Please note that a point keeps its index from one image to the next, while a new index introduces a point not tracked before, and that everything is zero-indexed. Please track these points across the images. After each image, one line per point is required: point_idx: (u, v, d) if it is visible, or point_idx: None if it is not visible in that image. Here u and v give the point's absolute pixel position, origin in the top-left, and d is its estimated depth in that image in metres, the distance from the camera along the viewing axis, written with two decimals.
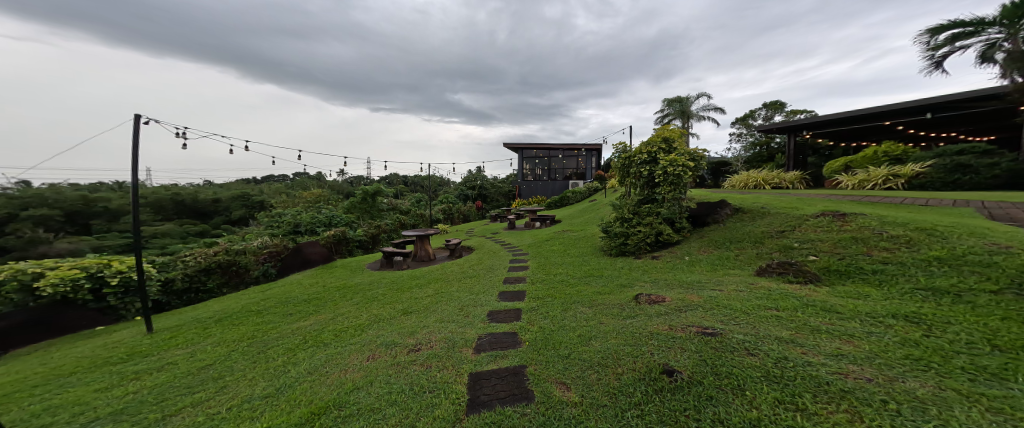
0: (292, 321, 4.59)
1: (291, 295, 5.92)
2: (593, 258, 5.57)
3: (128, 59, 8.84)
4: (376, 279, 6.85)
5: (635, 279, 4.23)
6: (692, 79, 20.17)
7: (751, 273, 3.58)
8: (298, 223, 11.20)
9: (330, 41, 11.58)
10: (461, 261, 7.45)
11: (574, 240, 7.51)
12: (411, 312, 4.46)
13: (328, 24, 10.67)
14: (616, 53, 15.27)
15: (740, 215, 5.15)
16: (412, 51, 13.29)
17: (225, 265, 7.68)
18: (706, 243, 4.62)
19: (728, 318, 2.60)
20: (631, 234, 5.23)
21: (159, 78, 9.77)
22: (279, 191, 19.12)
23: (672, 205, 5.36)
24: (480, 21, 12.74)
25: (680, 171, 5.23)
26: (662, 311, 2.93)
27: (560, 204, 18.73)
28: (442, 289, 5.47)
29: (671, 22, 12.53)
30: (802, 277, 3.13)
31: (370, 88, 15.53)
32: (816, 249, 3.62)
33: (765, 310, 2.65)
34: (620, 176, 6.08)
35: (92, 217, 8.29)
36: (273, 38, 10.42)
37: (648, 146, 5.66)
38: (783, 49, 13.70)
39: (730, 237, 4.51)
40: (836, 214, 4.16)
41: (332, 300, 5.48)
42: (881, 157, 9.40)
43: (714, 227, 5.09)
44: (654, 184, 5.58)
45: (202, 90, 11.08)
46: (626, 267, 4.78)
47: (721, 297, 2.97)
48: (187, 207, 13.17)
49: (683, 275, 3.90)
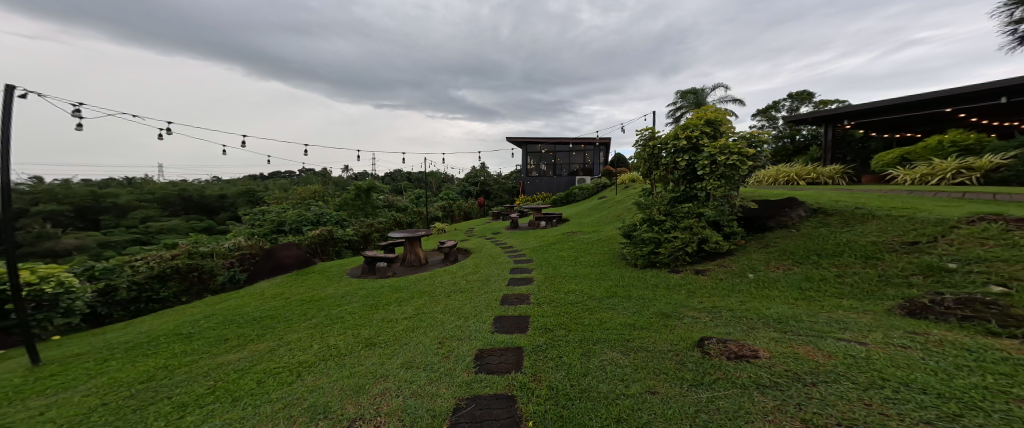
0: (226, 350, 3.55)
1: (243, 311, 4.80)
2: (615, 272, 4.42)
3: (137, 57, 8.45)
4: (354, 289, 5.75)
5: (682, 304, 3.09)
6: (702, 74, 18.84)
7: (889, 309, 2.45)
8: (282, 222, 10.20)
9: (332, 37, 10.51)
10: (453, 269, 6.28)
11: (588, 243, 6.35)
12: (377, 345, 3.37)
13: (332, 21, 9.67)
14: (625, 49, 14.03)
15: (821, 217, 3.86)
16: (415, 47, 12.11)
17: (185, 270, 6.63)
18: (778, 255, 3.44)
19: (946, 419, 1.50)
20: (664, 241, 4.12)
21: (162, 76, 9.26)
22: (284, 186, 18.12)
23: (720, 205, 4.11)
24: (483, 17, 11.43)
25: (736, 161, 3.87)
26: (767, 380, 1.88)
27: (565, 201, 17.62)
28: (425, 309, 4.34)
29: (678, 15, 11.26)
30: (1017, 329, 2.01)
31: (374, 85, 14.46)
32: (998, 273, 2.44)
33: (1015, 404, 1.53)
34: (647, 169, 4.90)
35: (99, 212, 9.24)
36: (276, 36, 9.54)
37: (686, 130, 4.37)
38: (804, 45, 12.42)
39: (814, 248, 3.33)
40: (1006, 219, 2.94)
41: (288, 319, 4.36)
42: (947, 147, 8.09)
43: (779, 232, 3.85)
44: (695, 178, 4.35)
45: (210, 89, 10.57)
46: (663, 286, 3.65)
47: (885, 364, 1.86)
48: (194, 203, 12.73)
49: (760, 304, 2.77)
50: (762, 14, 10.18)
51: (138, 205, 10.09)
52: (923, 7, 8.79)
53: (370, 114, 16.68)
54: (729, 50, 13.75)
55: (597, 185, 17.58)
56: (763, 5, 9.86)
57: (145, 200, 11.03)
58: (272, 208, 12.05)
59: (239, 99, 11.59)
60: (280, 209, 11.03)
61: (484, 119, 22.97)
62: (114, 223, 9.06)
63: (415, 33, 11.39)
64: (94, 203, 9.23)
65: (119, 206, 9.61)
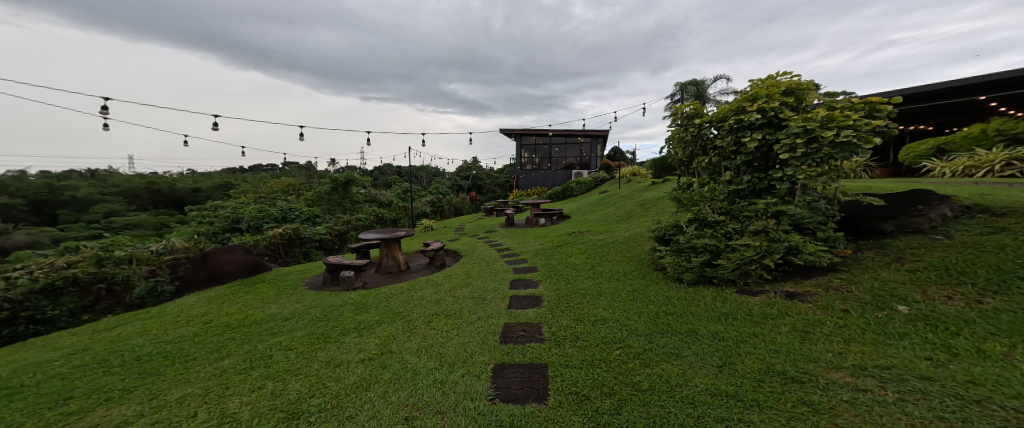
0: (90, 417, 2.29)
1: (141, 339, 3.43)
2: (655, 291, 3.26)
3: (106, 44, 7.31)
4: (304, 307, 4.40)
5: (816, 358, 1.94)
6: (690, 72, 17.86)
7: None
8: (239, 218, 8.54)
9: (316, 27, 8.92)
10: (438, 280, 4.93)
11: (610, 245, 5.17)
12: (300, 421, 2.15)
13: (316, 8, 8.14)
14: (618, 45, 12.80)
15: (984, 219, 2.74)
16: (404, 39, 10.61)
17: (87, 281, 4.99)
18: (935, 277, 2.31)
19: None
20: (728, 250, 3.00)
21: (129, 65, 7.97)
22: (262, 177, 16.28)
23: (812, 200, 2.88)
24: (475, 9, 10.00)
25: (853, 139, 2.55)
26: None
27: (561, 196, 16.54)
28: (394, 343, 3.12)
29: (669, 12, 10.16)
30: None
31: (361, 78, 12.75)
32: None
33: None
34: (697, 154, 3.74)
35: (59, 206, 7.24)
36: (254, 24, 8.00)
37: (758, 101, 3.17)
38: (784, 43, 11.18)
39: (1005, 267, 2.22)
40: None
41: (192, 358, 3.00)
42: (992, 136, 7.14)
43: (914, 239, 2.74)
44: (772, 164, 3.14)
45: (188, 81, 9.14)
46: (744, 317, 2.48)
47: None
48: (165, 197, 10.16)
49: (995, 375, 1.64)
50: (747, 14, 9.13)
51: (102, 198, 7.93)
52: (900, 8, 7.32)
53: (358, 107, 15.05)
54: (716, 48, 12.72)
55: (595, 180, 16.53)
56: (750, 4, 8.76)
57: (108, 192, 8.75)
58: (229, 201, 10.36)
59: (217, 91, 10.16)
60: (238, 203, 9.39)
61: (475, 113, 21.48)
62: (72, 219, 7.10)
63: (406, 26, 9.94)
64: (51, 195, 7.18)
65: (79, 200, 7.52)
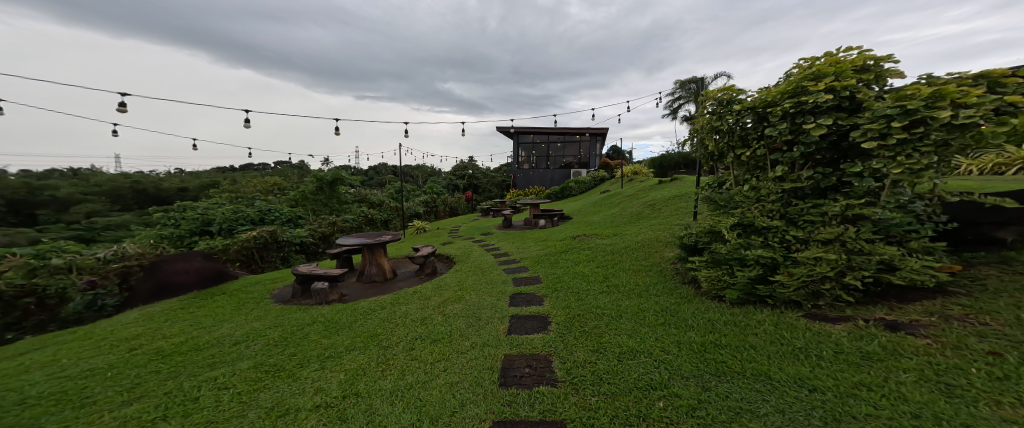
0: None
1: (37, 373, 2.71)
2: (693, 312, 2.61)
3: (89, 41, 6.52)
4: (261, 325, 3.64)
5: None
6: None
7: None
8: (211, 220, 7.54)
9: (312, 27, 8.01)
10: (426, 294, 4.21)
11: (626, 249, 4.53)
12: None
13: (315, 7, 7.25)
14: None
15: None
16: None
17: (13, 296, 4.13)
18: None
19: None
20: (790, 264, 2.35)
21: (108, 60, 7.16)
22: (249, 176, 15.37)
23: (907, 200, 2.22)
24: None
25: (978, 119, 1.90)
26: None
27: (560, 196, 15.93)
28: (361, 380, 2.43)
29: None
30: None
31: None
32: None
33: None
34: (738, 145, 3.08)
35: (38, 207, 6.39)
36: (248, 23, 7.11)
37: (825, 79, 2.51)
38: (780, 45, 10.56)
39: None
40: None
41: (96, 400, 2.33)
42: None
43: None
44: (844, 158, 2.50)
45: (173, 81, 8.36)
46: (832, 355, 1.86)
47: None
48: (152, 197, 9.20)
49: None
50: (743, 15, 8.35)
51: (85, 198, 7.07)
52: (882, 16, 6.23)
53: None
54: None
55: (594, 179, 15.97)
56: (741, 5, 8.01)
57: (92, 193, 7.80)
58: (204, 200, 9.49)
59: (204, 89, 9.38)
60: (211, 203, 8.44)
61: None
62: (53, 220, 6.31)
63: None
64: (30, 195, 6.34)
65: (61, 200, 6.66)
